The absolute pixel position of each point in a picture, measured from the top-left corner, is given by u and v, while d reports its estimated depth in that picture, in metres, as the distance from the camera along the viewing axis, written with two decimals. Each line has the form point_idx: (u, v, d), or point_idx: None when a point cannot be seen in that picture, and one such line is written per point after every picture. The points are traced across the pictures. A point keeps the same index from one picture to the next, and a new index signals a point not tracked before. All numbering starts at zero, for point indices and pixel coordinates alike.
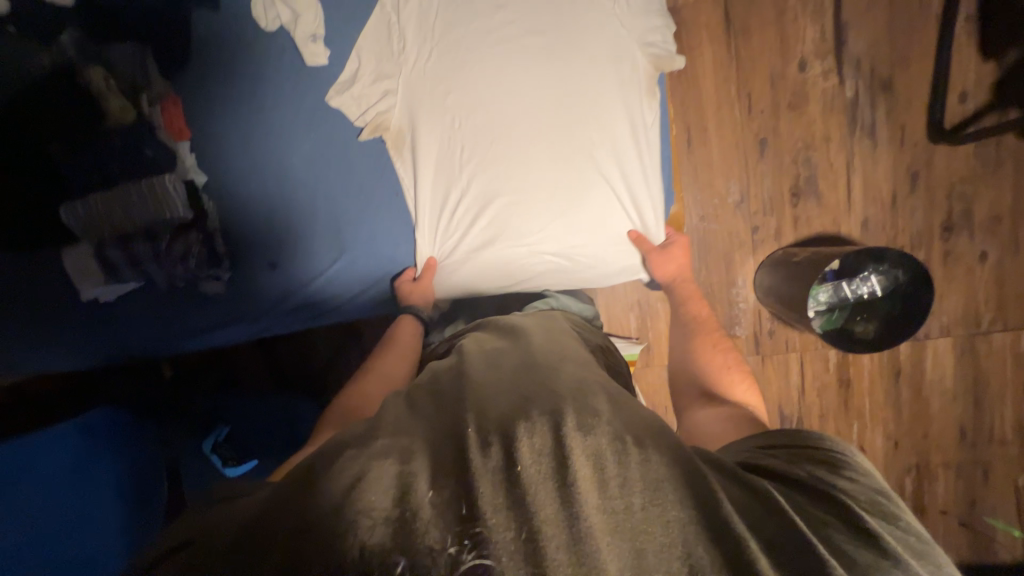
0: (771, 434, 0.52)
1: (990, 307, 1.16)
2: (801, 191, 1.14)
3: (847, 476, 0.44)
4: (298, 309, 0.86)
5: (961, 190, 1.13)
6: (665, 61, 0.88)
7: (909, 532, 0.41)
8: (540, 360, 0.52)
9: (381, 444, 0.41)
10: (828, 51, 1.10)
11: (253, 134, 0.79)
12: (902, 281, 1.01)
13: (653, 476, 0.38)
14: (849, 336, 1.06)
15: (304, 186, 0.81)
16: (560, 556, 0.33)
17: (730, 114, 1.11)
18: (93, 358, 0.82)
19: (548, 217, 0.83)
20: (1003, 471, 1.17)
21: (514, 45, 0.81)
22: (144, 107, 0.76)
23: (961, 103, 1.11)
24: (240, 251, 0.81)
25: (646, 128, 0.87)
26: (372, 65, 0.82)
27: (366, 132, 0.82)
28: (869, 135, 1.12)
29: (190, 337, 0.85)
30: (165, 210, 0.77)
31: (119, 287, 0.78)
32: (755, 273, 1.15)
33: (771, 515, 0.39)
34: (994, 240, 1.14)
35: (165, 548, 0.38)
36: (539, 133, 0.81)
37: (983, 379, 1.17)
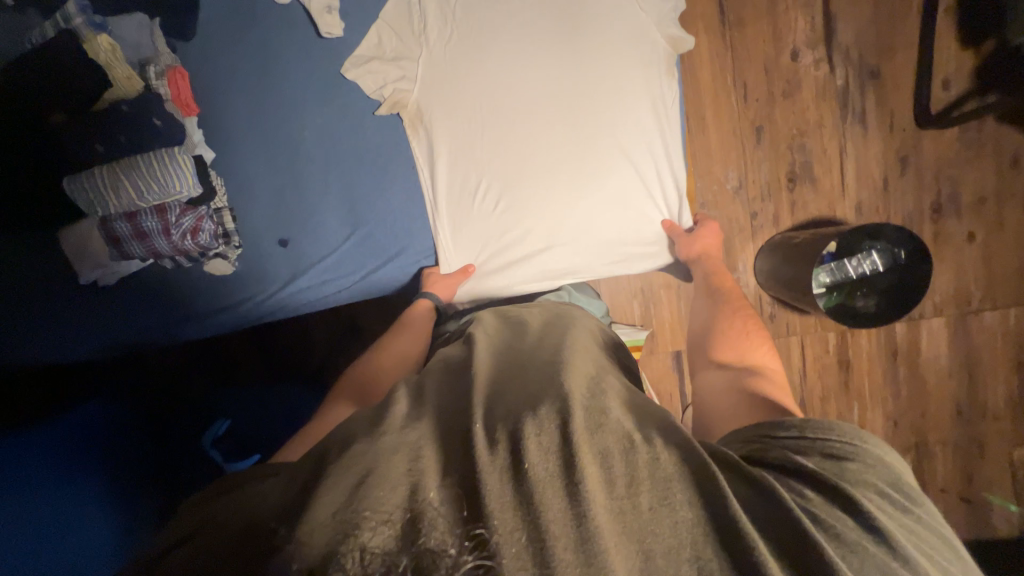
0: (763, 423, 0.52)
1: (980, 286, 1.18)
2: (797, 176, 1.15)
3: (857, 466, 0.45)
4: (300, 295, 0.85)
5: (948, 173, 1.15)
6: (681, 44, 0.92)
7: (916, 524, 0.42)
8: (546, 356, 0.53)
9: (389, 440, 0.41)
10: (819, 39, 1.10)
11: (265, 108, 0.81)
12: (902, 258, 1.03)
13: (662, 475, 0.39)
14: (852, 312, 1.08)
15: (311, 164, 0.83)
16: (568, 556, 0.34)
17: (726, 102, 1.12)
18: (91, 348, 0.80)
19: (572, 193, 0.89)
20: (997, 446, 1.20)
21: (534, 29, 0.87)
22: (151, 80, 0.74)
23: (944, 90, 1.11)
24: (252, 227, 0.83)
25: (667, 109, 0.92)
26: (392, 42, 0.85)
27: (384, 107, 0.84)
28: (860, 121, 1.13)
29: (191, 321, 0.83)
30: (175, 184, 0.74)
31: (118, 270, 0.77)
32: (755, 259, 1.16)
33: (775, 509, 0.39)
34: (980, 221, 1.16)
35: (176, 538, 0.40)
36: (562, 113, 0.88)
37: (975, 357, 1.19)
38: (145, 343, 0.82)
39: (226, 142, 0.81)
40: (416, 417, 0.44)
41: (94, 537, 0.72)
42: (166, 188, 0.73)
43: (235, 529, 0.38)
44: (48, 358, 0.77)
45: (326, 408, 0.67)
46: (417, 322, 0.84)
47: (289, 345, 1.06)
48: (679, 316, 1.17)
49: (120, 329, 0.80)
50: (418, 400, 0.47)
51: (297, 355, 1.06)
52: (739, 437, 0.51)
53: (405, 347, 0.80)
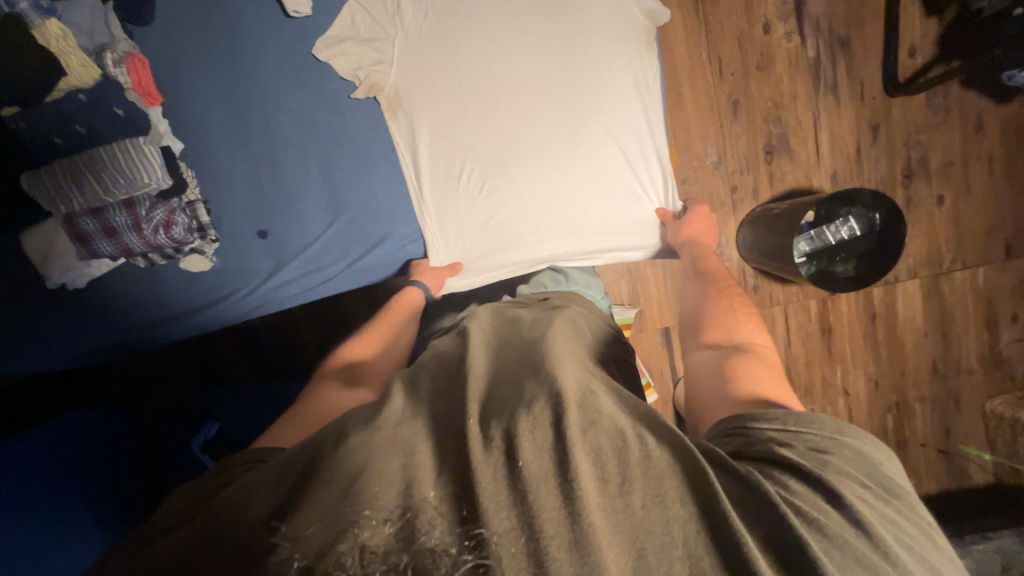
0: (740, 415, 0.52)
1: (950, 248, 1.21)
2: (774, 148, 1.16)
3: (836, 457, 0.45)
4: (282, 288, 0.84)
5: (918, 139, 1.17)
6: (659, 17, 0.92)
7: (894, 513, 0.43)
8: (542, 347, 0.53)
9: (385, 435, 0.42)
10: (790, 11, 1.11)
11: (237, 99, 0.78)
12: (878, 223, 1.06)
13: (655, 471, 0.39)
14: (833, 278, 1.10)
15: (285, 157, 0.81)
16: (561, 555, 0.34)
17: (702, 77, 1.12)
18: (70, 354, 0.78)
19: (556, 172, 0.89)
20: (971, 400, 1.25)
21: (511, 8, 0.86)
22: (109, 66, 0.69)
23: (911, 57, 1.13)
24: (228, 219, 0.80)
25: (648, 83, 0.92)
26: (366, 23, 0.83)
27: (361, 90, 0.82)
28: (832, 92, 1.14)
29: (173, 322, 0.81)
30: (142, 175, 0.71)
31: (90, 271, 0.74)
32: (737, 232, 1.18)
33: (760, 503, 0.40)
34: (948, 183, 1.19)
35: (175, 520, 0.41)
36: (543, 92, 0.87)
37: (949, 316, 1.23)
38: (126, 344, 0.80)
39: (199, 131, 0.78)
40: (409, 416, 0.44)
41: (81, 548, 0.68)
42: (133, 180, 0.70)
43: (222, 522, 0.38)
44: (33, 367, 0.78)
45: (312, 387, 0.68)
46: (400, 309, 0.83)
47: (277, 342, 1.05)
48: (665, 292, 1.18)
49: (92, 328, 0.78)
50: (412, 398, 0.47)
51: (284, 353, 1.05)
52: (722, 430, 0.51)
53: (394, 340, 0.80)
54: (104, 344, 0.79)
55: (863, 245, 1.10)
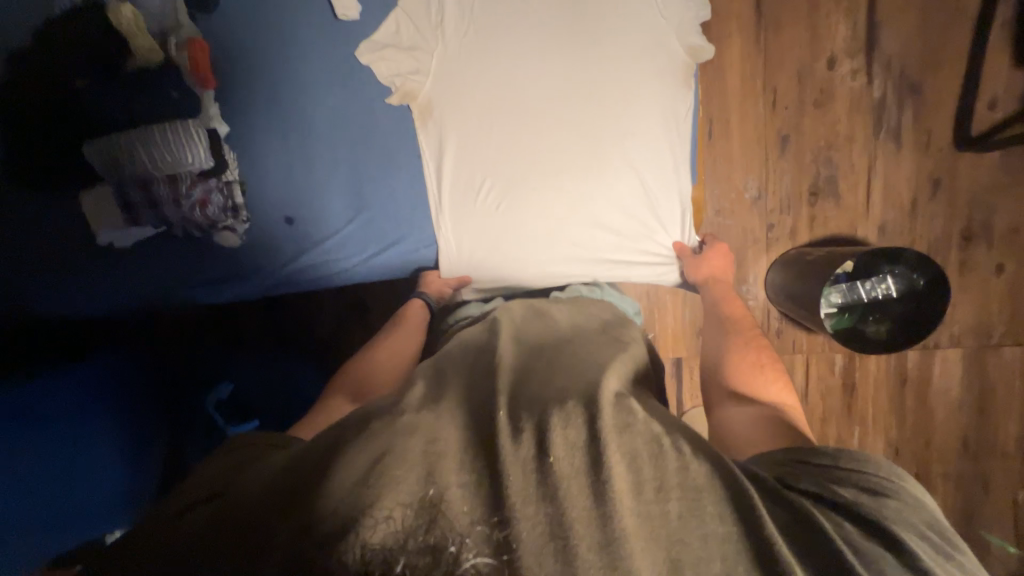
0: (799, 448, 0.49)
1: (1003, 319, 1.14)
2: (820, 190, 1.12)
3: (892, 500, 0.42)
4: (299, 274, 0.85)
5: (983, 200, 1.11)
6: (702, 52, 0.90)
7: (959, 566, 0.40)
8: (569, 349, 0.53)
9: (407, 419, 0.41)
10: (859, 49, 1.07)
11: (283, 85, 0.79)
12: (919, 284, 1.00)
13: (692, 484, 0.38)
14: (862, 336, 1.06)
15: (326, 144, 0.82)
16: (591, 556, 0.34)
17: (754, 108, 1.10)
18: (104, 304, 0.81)
19: (573, 203, 0.85)
20: (1002, 484, 1.17)
21: (552, 30, 0.83)
22: (172, 51, 0.74)
23: (990, 111, 1.08)
24: (257, 202, 0.81)
25: (679, 121, 0.89)
26: (409, 32, 0.82)
27: (395, 97, 0.83)
28: (893, 139, 1.10)
29: (204, 288, 0.84)
30: (186, 155, 0.75)
31: (133, 233, 0.78)
32: (766, 272, 1.14)
33: (805, 532, 0.39)
34: (1011, 251, 1.12)
35: (198, 496, 0.41)
36: (572, 119, 0.84)
37: (990, 391, 1.16)
38: (155, 304, 0.83)
39: (239, 112, 0.79)
40: (428, 402, 0.43)
41: (94, 493, 0.77)
42: (178, 159, 0.75)
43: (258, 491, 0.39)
44: (64, 308, 0.79)
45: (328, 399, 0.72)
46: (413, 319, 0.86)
47: (293, 321, 1.06)
48: (682, 322, 1.15)
49: (125, 291, 0.81)
50: (431, 383, 0.47)
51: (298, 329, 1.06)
52: (767, 460, 0.49)
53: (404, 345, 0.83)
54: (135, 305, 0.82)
55: (900, 307, 1.04)
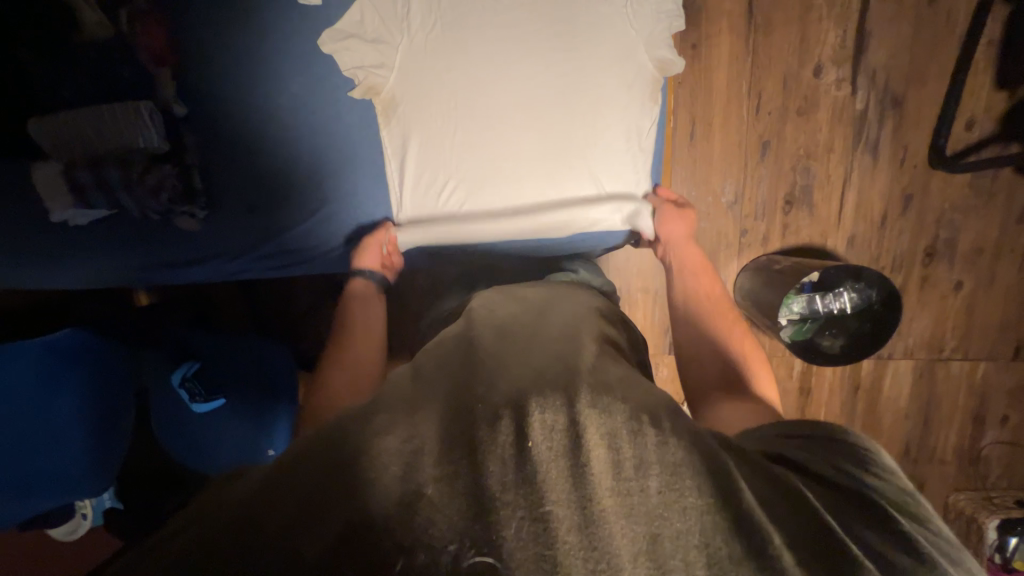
0: (782, 425, 0.48)
1: (955, 334, 1.19)
2: (795, 198, 1.15)
3: (876, 475, 0.40)
4: (259, 263, 0.88)
5: (950, 218, 1.15)
6: (671, 67, 0.81)
7: (952, 543, 0.37)
8: (550, 330, 0.53)
9: (382, 418, 0.40)
10: (845, 59, 1.08)
11: (266, 57, 0.79)
12: (874, 302, 1.03)
13: (672, 460, 0.36)
14: (814, 347, 1.08)
15: (301, 128, 0.82)
16: (571, 539, 0.32)
17: (738, 111, 1.11)
18: (64, 283, 0.83)
19: (529, 212, 0.84)
20: (936, 488, 1.25)
21: (520, 31, 0.78)
22: (122, 26, 0.76)
23: (966, 130, 1.11)
24: (217, 189, 0.84)
25: (643, 137, 0.83)
26: (374, 22, 0.78)
27: (359, 90, 0.80)
28: (871, 152, 1.12)
29: (164, 271, 0.86)
30: (137, 137, 0.78)
31: (92, 214, 0.80)
32: (737, 276, 1.18)
33: (791, 510, 0.36)
34: (971, 270, 1.17)
35: (169, 531, 0.35)
36: (533, 128, 0.80)
37: (936, 402, 1.22)
38: (117, 285, 0.86)
39: (208, 92, 0.80)
40: (412, 402, 0.42)
41: (64, 465, 0.80)
42: (131, 140, 0.78)
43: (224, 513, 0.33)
44: (44, 283, 0.82)
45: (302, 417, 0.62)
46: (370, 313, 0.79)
47: (275, 298, 1.10)
48: (652, 321, 1.16)
49: (80, 269, 0.83)
50: (413, 376, 0.46)
51: (281, 307, 1.10)
52: (758, 437, 0.47)
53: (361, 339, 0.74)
54: (91, 282, 0.85)
55: (856, 324, 1.06)
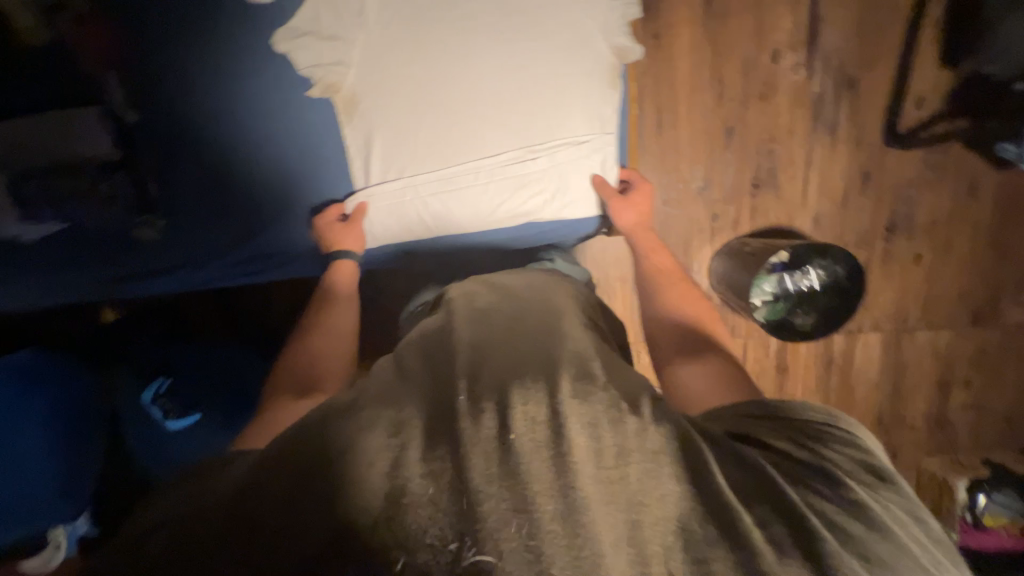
0: (744, 403, 0.48)
1: (918, 305, 1.24)
2: (761, 182, 1.17)
3: (835, 447, 0.41)
4: (225, 270, 0.87)
5: (907, 194, 1.19)
6: (629, 54, 0.82)
7: (900, 506, 0.39)
8: (530, 316, 0.53)
9: (367, 415, 0.39)
10: (800, 44, 1.11)
11: (221, 61, 0.77)
12: (841, 279, 1.08)
13: (651, 447, 0.38)
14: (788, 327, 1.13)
15: (259, 134, 0.81)
16: (555, 528, 0.33)
17: (701, 98, 1.13)
18: (25, 303, 0.83)
19: (498, 204, 0.85)
20: (909, 454, 1.30)
21: (476, 21, 0.76)
22: (64, 30, 0.74)
23: (917, 109, 1.15)
24: (177, 196, 0.82)
25: (607, 122, 0.84)
26: (329, 18, 0.74)
27: (316, 89, 0.78)
28: (830, 133, 1.16)
29: (127, 284, 0.85)
30: (88, 147, 0.77)
31: (42, 228, 0.78)
32: (711, 260, 1.20)
33: (764, 487, 0.37)
34: (928, 243, 1.22)
35: (149, 524, 0.36)
36: (496, 120, 0.80)
37: (904, 371, 1.27)
38: (84, 301, 0.86)
39: (159, 97, 0.78)
40: (388, 398, 0.41)
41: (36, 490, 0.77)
42: (81, 151, 0.77)
43: (210, 506, 0.36)
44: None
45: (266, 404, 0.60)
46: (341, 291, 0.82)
47: (249, 307, 1.08)
48: (632, 309, 1.18)
49: (40, 285, 0.81)
50: (396, 374, 0.44)
51: (254, 316, 1.09)
52: (717, 418, 0.48)
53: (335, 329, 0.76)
54: (52, 299, 0.84)
55: (824, 298, 1.11)
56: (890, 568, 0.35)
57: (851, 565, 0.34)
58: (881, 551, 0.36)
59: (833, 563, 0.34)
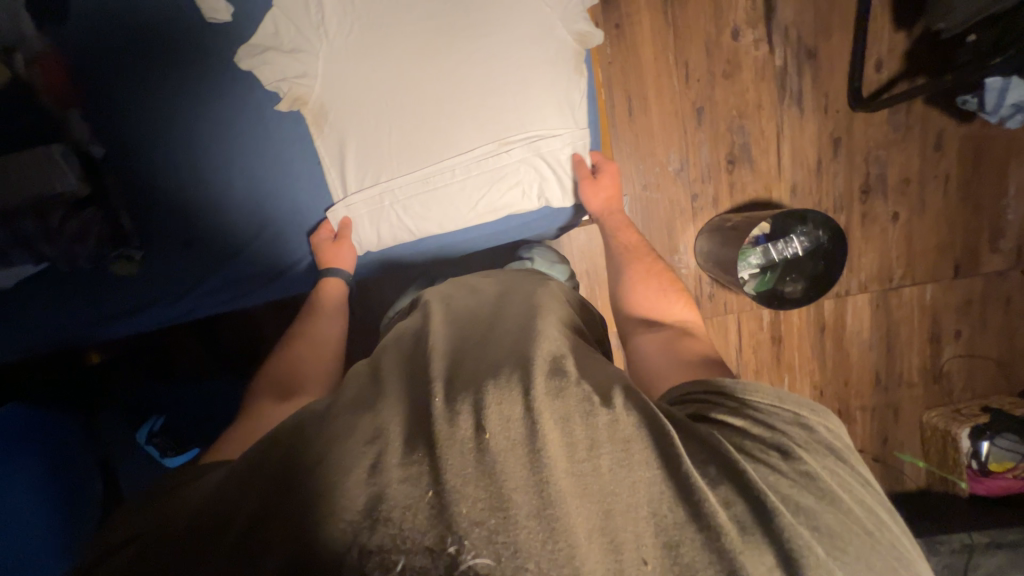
0: (703, 380, 0.49)
1: (901, 263, 1.26)
2: (735, 157, 1.18)
3: (790, 421, 0.42)
4: (207, 298, 0.85)
5: (877, 155, 1.21)
6: (590, 40, 0.82)
7: (848, 473, 0.40)
8: (507, 315, 0.54)
9: (346, 423, 0.40)
10: (758, 19, 1.12)
11: (185, 86, 0.77)
12: (824, 241, 1.09)
13: (622, 435, 0.38)
14: (780, 295, 1.14)
15: (222, 158, 0.80)
16: (531, 523, 0.33)
17: (668, 82, 1.13)
18: (11, 352, 0.81)
19: (474, 202, 0.84)
20: (910, 409, 1.32)
21: (434, 19, 0.76)
22: (20, 70, 0.71)
23: (877, 71, 1.17)
24: (151, 227, 0.81)
25: (575, 108, 0.84)
26: (290, 32, 0.75)
27: (284, 103, 0.78)
28: (797, 103, 1.17)
29: (111, 323, 0.83)
30: (50, 180, 0.71)
31: (15, 273, 0.75)
32: (695, 240, 1.21)
33: (726, 464, 0.38)
34: (904, 201, 1.23)
35: (116, 542, 0.38)
36: (467, 114, 0.80)
37: (895, 328, 1.29)
38: (63, 344, 0.83)
39: (123, 127, 0.77)
40: (366, 406, 0.42)
41: (35, 550, 0.69)
42: (42, 185, 0.71)
43: (185, 524, 0.36)
44: None
45: (248, 404, 0.63)
46: (328, 305, 0.81)
47: (237, 334, 1.07)
48: None
49: (30, 334, 0.80)
50: (367, 383, 0.46)
51: (245, 343, 1.08)
52: (679, 400, 0.48)
53: (323, 337, 0.77)
54: (38, 346, 0.81)
55: (808, 263, 1.13)
56: (840, 537, 0.36)
57: (807, 538, 0.34)
58: (832, 521, 0.36)
59: (789, 536, 0.34)
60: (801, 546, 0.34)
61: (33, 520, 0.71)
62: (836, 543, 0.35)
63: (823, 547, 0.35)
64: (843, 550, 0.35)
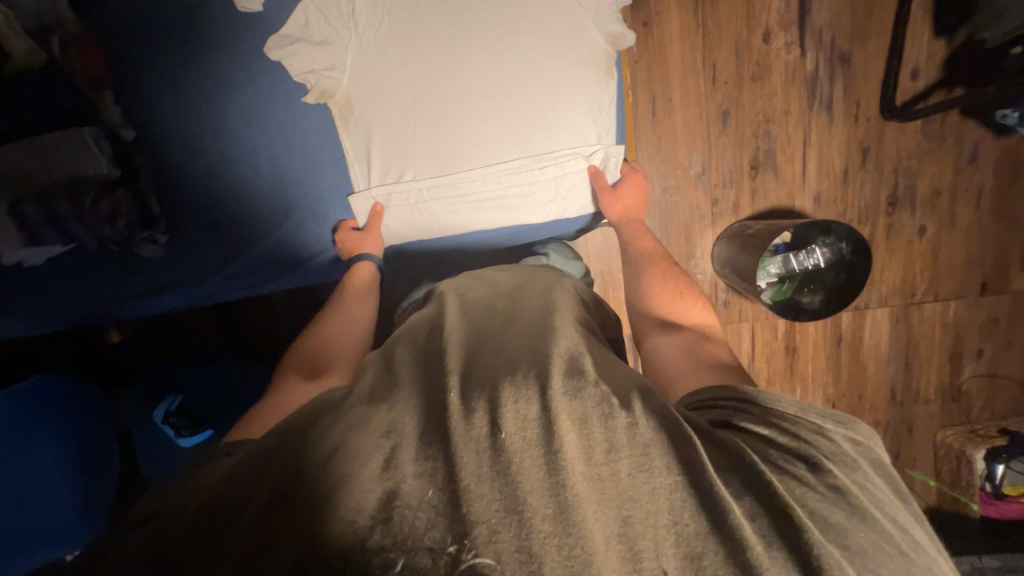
0: (728, 387, 0.48)
1: (924, 278, 1.23)
2: (759, 163, 1.16)
3: (827, 437, 0.41)
4: (233, 282, 0.87)
5: (907, 166, 1.18)
6: (623, 41, 0.81)
7: (878, 486, 0.39)
8: (526, 311, 0.54)
9: (359, 412, 0.40)
10: (791, 22, 1.10)
11: (212, 69, 0.77)
12: (845, 255, 1.07)
13: (641, 441, 0.37)
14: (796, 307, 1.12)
15: (247, 146, 0.81)
16: (544, 527, 0.32)
17: (695, 83, 1.12)
18: (33, 328, 0.83)
19: (496, 199, 0.86)
20: (925, 427, 1.29)
21: (466, 15, 0.78)
22: (55, 52, 0.72)
23: (912, 80, 1.14)
24: (176, 213, 0.83)
25: (603, 108, 0.84)
26: (321, 25, 0.75)
27: (311, 95, 0.78)
28: (826, 110, 1.14)
29: (132, 303, 0.85)
30: (86, 164, 0.72)
31: (44, 252, 0.77)
32: (713, 246, 1.19)
33: (751, 478, 0.37)
34: (932, 214, 1.20)
35: (140, 516, 0.38)
36: (495, 111, 0.81)
37: (915, 344, 1.25)
38: (89, 322, 0.85)
39: (151, 112, 0.78)
40: (382, 395, 0.42)
41: (58, 519, 0.73)
42: (78, 167, 0.71)
43: (195, 506, 0.36)
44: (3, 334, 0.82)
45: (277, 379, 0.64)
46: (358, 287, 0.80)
47: (253, 318, 1.08)
48: None
49: (56, 308, 0.82)
50: (385, 373, 0.46)
51: (259, 326, 1.09)
52: (701, 406, 0.48)
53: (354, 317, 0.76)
54: (63, 323, 0.84)
55: (827, 276, 1.10)
56: (871, 557, 0.35)
57: (836, 558, 0.33)
58: (862, 540, 0.35)
59: (818, 552, 0.33)
60: (830, 565, 0.33)
61: (55, 493, 0.74)
62: (865, 564, 0.34)
63: (853, 567, 0.34)
64: (873, 570, 0.34)
